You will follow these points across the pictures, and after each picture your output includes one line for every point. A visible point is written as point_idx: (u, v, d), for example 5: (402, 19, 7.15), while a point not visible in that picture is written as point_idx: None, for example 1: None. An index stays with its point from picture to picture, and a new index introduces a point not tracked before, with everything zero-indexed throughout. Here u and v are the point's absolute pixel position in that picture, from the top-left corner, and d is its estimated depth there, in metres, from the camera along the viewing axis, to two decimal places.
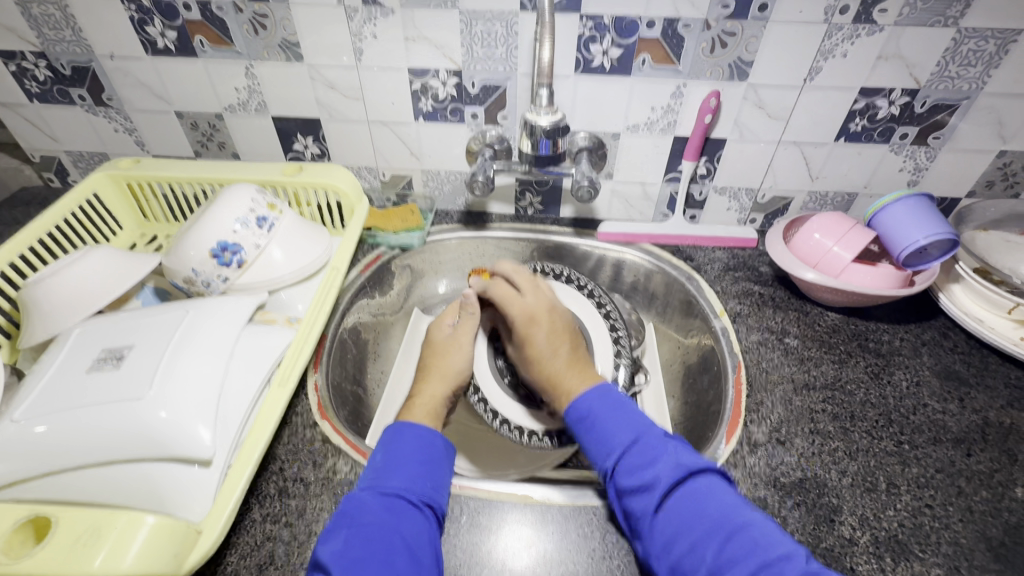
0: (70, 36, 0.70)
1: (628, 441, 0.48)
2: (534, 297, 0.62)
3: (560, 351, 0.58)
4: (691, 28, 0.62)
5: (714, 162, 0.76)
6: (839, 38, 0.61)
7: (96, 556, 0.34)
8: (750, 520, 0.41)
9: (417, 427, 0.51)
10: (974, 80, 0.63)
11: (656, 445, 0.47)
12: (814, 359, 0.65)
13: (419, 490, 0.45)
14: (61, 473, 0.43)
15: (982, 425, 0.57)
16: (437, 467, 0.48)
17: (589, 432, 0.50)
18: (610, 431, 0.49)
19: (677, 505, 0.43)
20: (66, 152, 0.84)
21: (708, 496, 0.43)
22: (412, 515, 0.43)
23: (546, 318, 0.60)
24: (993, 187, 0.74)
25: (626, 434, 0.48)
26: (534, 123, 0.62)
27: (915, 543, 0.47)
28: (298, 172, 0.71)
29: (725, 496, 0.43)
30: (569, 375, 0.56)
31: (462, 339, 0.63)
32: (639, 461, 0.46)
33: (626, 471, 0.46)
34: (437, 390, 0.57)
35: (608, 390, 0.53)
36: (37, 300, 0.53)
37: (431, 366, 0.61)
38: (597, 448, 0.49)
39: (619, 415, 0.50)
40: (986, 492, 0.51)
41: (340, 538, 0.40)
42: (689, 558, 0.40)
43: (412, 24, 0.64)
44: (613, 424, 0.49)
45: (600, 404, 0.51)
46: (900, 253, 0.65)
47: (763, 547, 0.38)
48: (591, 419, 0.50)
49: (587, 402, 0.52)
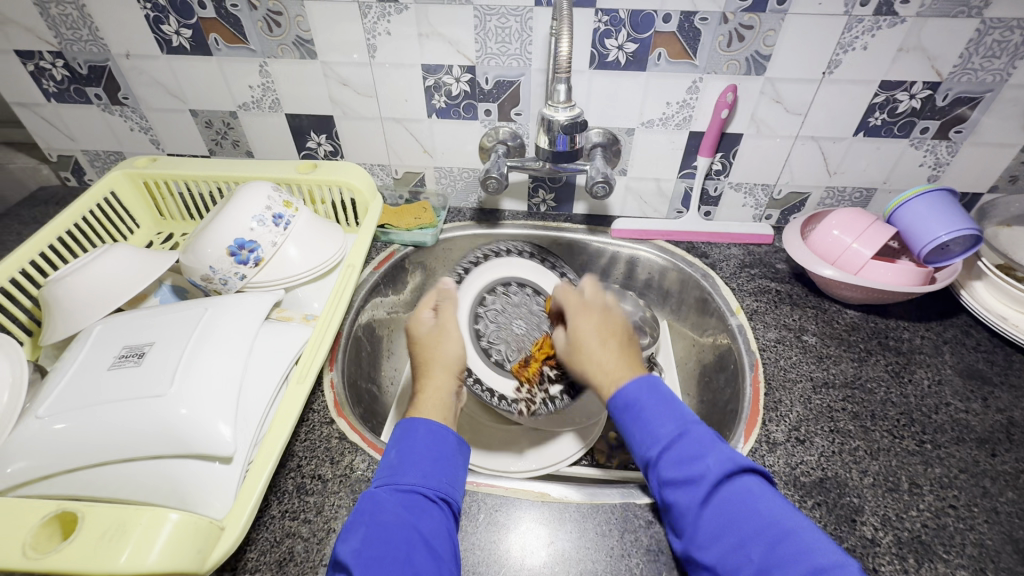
0: (86, 35, 0.70)
1: (676, 433, 0.46)
2: (593, 296, 0.63)
3: (609, 345, 0.56)
4: (708, 21, 0.61)
5: (729, 158, 0.75)
6: (858, 31, 0.60)
7: (121, 553, 0.35)
8: (803, 524, 0.39)
9: (431, 422, 0.50)
10: (999, 71, 0.62)
11: (702, 440, 0.45)
12: (833, 357, 0.64)
13: (435, 485, 0.45)
14: (84, 469, 0.43)
15: (1007, 424, 0.56)
16: (450, 465, 0.48)
17: (634, 419, 0.48)
18: (655, 420, 0.47)
19: (725, 502, 0.42)
20: (82, 151, 0.85)
21: (757, 497, 0.42)
22: (430, 512, 0.43)
23: (599, 314, 0.60)
24: (1016, 182, 0.72)
25: (671, 426, 0.47)
26: (551, 118, 0.61)
27: (939, 544, 0.47)
28: (313, 169, 0.71)
29: (772, 498, 0.42)
30: (618, 367, 0.54)
31: (449, 328, 0.62)
32: (686, 453, 0.45)
33: (673, 464, 0.45)
34: (442, 380, 0.56)
35: (655, 381, 0.50)
36: (58, 298, 0.53)
37: (425, 358, 0.59)
38: (643, 436, 0.47)
39: (666, 405, 0.48)
40: (1012, 494, 0.50)
41: (358, 536, 0.40)
42: (732, 558, 0.39)
43: (426, 19, 0.64)
44: (660, 413, 0.48)
45: (646, 393, 0.49)
46: (922, 248, 0.64)
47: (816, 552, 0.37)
48: (638, 407, 0.49)
49: (635, 390, 0.50)
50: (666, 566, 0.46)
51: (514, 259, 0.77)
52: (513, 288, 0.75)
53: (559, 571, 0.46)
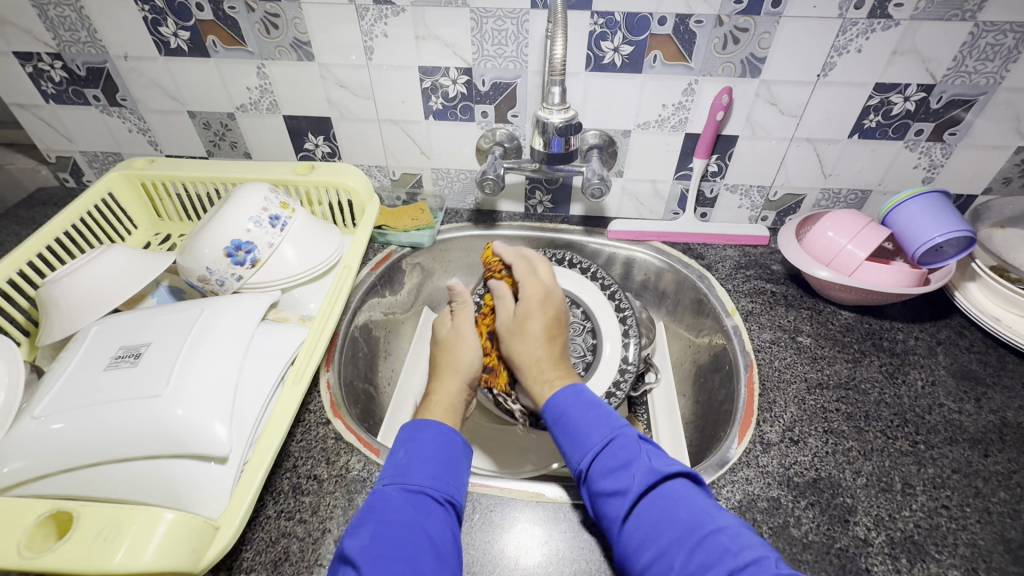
0: (85, 37, 0.70)
1: (602, 442, 0.48)
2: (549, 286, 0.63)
3: (554, 344, 0.59)
4: (703, 24, 0.62)
5: (725, 159, 0.75)
6: (853, 34, 0.61)
7: (117, 552, 0.35)
8: (725, 523, 0.40)
9: (441, 425, 0.50)
10: (992, 74, 0.62)
11: (629, 448, 0.47)
12: (828, 358, 0.64)
13: (442, 488, 0.45)
14: (80, 470, 0.43)
15: (1000, 425, 0.56)
16: (456, 466, 0.48)
17: (563, 431, 0.50)
18: (584, 431, 0.49)
19: (649, 510, 0.42)
20: (80, 152, 0.85)
21: (679, 503, 0.42)
22: (435, 513, 0.44)
23: (552, 309, 0.61)
24: (1010, 184, 0.73)
25: (599, 434, 0.48)
26: (546, 120, 0.62)
27: (931, 544, 0.47)
28: (310, 171, 0.71)
29: (698, 500, 0.43)
30: (552, 368, 0.57)
31: (465, 332, 0.62)
32: (611, 463, 0.46)
33: (600, 474, 0.46)
34: (454, 384, 0.57)
35: (582, 389, 0.53)
36: (55, 299, 0.53)
37: (443, 363, 0.59)
38: (573, 447, 0.49)
39: (594, 414, 0.50)
40: (1005, 494, 0.50)
41: (367, 533, 0.41)
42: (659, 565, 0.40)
43: (422, 22, 0.64)
44: (587, 423, 0.49)
45: (574, 402, 0.51)
46: (916, 250, 0.64)
47: (733, 552, 0.38)
48: (566, 419, 0.50)
49: (562, 398, 0.52)
50: None
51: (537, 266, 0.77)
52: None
53: (553, 571, 0.47)
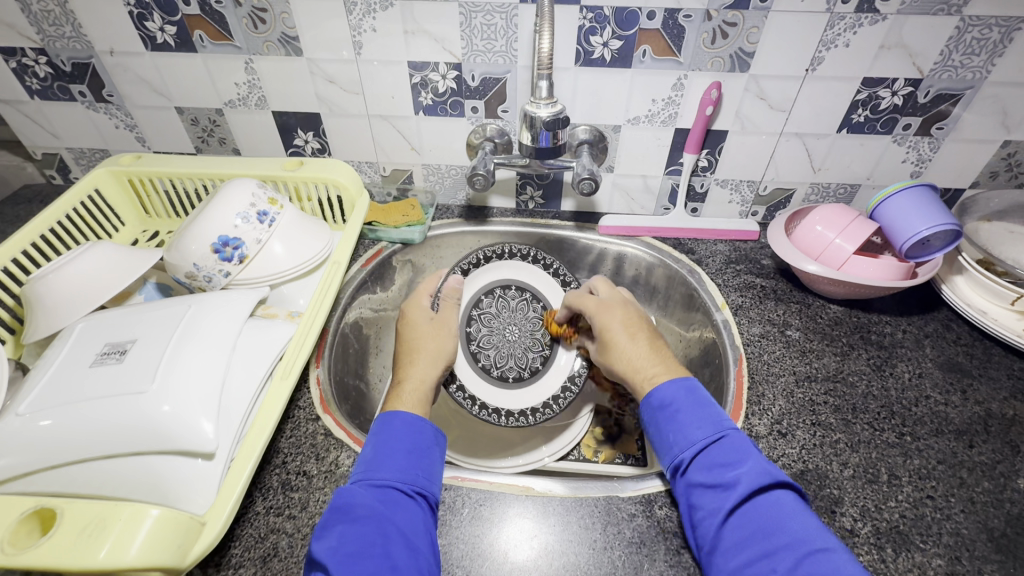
0: (70, 32, 0.70)
1: (712, 437, 0.48)
2: (608, 295, 0.65)
3: (637, 338, 0.59)
4: (691, 19, 0.62)
5: (715, 154, 0.75)
6: (840, 28, 0.61)
7: (100, 548, 0.35)
8: (831, 545, 0.40)
9: (406, 415, 0.50)
10: (978, 68, 0.63)
11: (739, 448, 0.47)
12: (816, 351, 0.65)
13: (410, 479, 0.45)
14: (66, 466, 0.43)
15: (985, 416, 0.57)
16: (426, 457, 0.48)
17: (670, 421, 0.51)
18: (691, 424, 0.50)
19: (755, 513, 0.43)
20: (67, 149, 0.84)
21: (790, 514, 0.43)
22: (405, 505, 0.44)
23: (620, 309, 0.63)
24: (997, 178, 0.73)
25: (709, 431, 0.49)
26: (534, 115, 0.62)
27: (917, 534, 0.47)
28: (298, 167, 0.70)
29: (804, 516, 0.43)
30: (649, 361, 0.57)
31: (448, 324, 0.64)
32: (721, 460, 0.47)
33: (708, 467, 0.47)
34: (427, 372, 0.58)
35: (693, 385, 0.53)
36: (40, 296, 0.53)
37: (420, 348, 0.60)
38: (679, 437, 0.50)
39: (703, 410, 0.51)
40: (989, 484, 0.51)
41: (334, 534, 0.40)
42: (759, 567, 0.41)
43: (411, 16, 0.64)
44: (697, 417, 0.50)
45: (683, 396, 0.52)
46: (903, 243, 0.64)
47: (842, 569, 0.38)
48: (674, 409, 0.51)
49: (672, 392, 0.52)
50: (648, 558, 0.47)
51: (516, 262, 0.77)
52: (511, 292, 0.76)
53: (542, 564, 0.47)
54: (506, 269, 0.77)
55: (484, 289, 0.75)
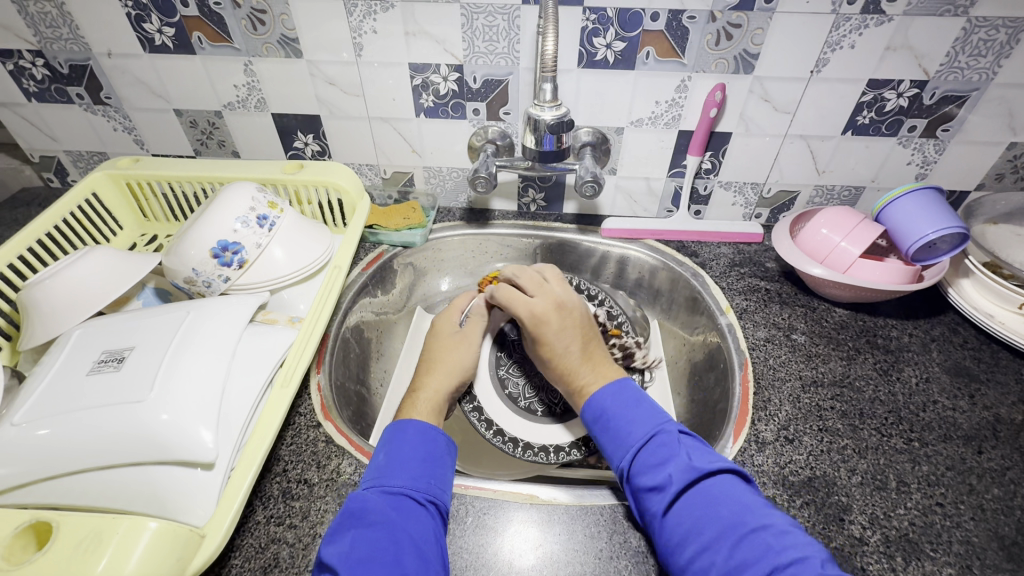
0: (67, 34, 0.69)
1: (644, 439, 0.48)
2: (542, 295, 0.62)
3: (573, 346, 0.58)
4: (696, 20, 0.61)
5: (719, 156, 0.75)
6: (846, 29, 0.60)
7: (98, 561, 0.34)
8: (771, 522, 0.40)
9: (420, 423, 0.50)
10: (984, 70, 0.62)
11: (670, 445, 0.47)
12: (822, 356, 0.64)
13: (423, 487, 0.45)
14: (62, 477, 0.42)
15: (994, 421, 0.56)
16: (439, 465, 0.48)
17: (605, 430, 0.51)
18: (625, 428, 0.50)
19: (689, 506, 0.43)
20: (65, 152, 0.84)
21: (723, 499, 0.42)
22: (417, 513, 0.43)
23: (554, 316, 0.59)
24: (1003, 180, 0.73)
25: (640, 432, 0.49)
26: (537, 118, 0.61)
27: (927, 543, 0.47)
28: (299, 170, 0.70)
29: (737, 497, 0.43)
30: (586, 370, 0.57)
31: (471, 338, 0.64)
32: (653, 459, 0.46)
33: (643, 469, 0.46)
34: (441, 383, 0.58)
35: (624, 385, 0.54)
36: (37, 302, 0.52)
37: (438, 359, 0.61)
38: (614, 444, 0.50)
39: (635, 411, 0.51)
40: (999, 490, 0.50)
41: (346, 540, 0.40)
42: (699, 561, 0.40)
43: (412, 18, 0.63)
44: (629, 420, 0.50)
45: (615, 401, 0.53)
46: (909, 247, 0.64)
47: (775, 549, 0.38)
48: (607, 417, 0.52)
49: (603, 399, 0.53)
50: (654, 567, 0.46)
51: None
52: None
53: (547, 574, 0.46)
54: None
55: None
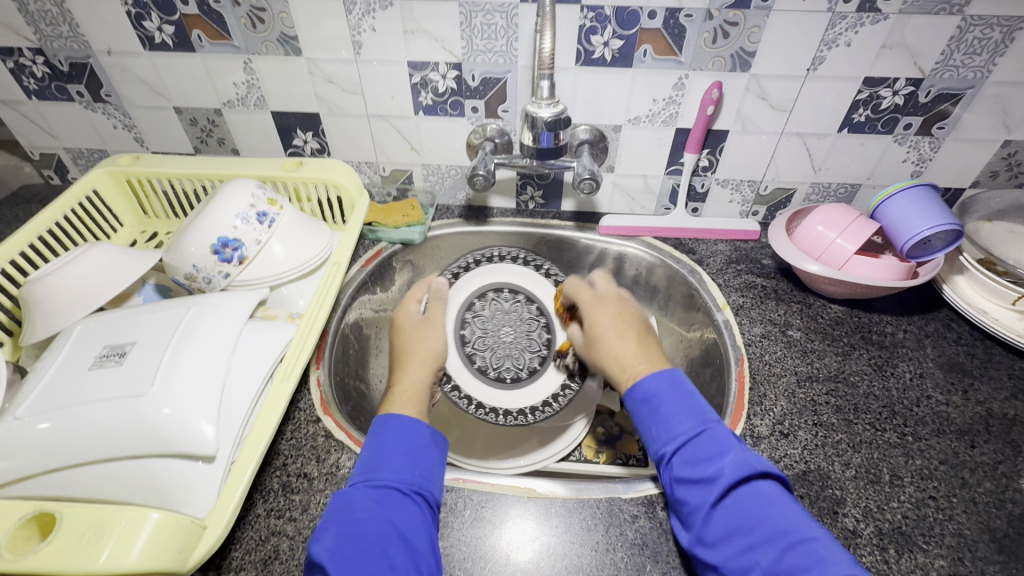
0: (67, 31, 0.69)
1: (694, 431, 0.48)
2: (606, 289, 0.66)
3: (626, 336, 0.59)
4: (693, 18, 0.62)
5: (716, 154, 0.75)
6: (842, 27, 0.61)
7: (101, 553, 0.34)
8: (817, 535, 0.40)
9: (403, 417, 0.50)
10: (979, 68, 0.63)
11: (721, 440, 0.47)
12: (818, 351, 0.64)
13: (408, 479, 0.45)
14: (64, 470, 0.43)
15: (986, 416, 0.57)
16: (425, 458, 0.48)
17: (653, 415, 0.50)
18: (675, 418, 0.49)
19: (739, 504, 0.43)
20: (66, 149, 0.84)
21: (772, 504, 0.42)
22: (404, 506, 0.43)
23: (613, 306, 0.62)
24: (997, 177, 0.73)
25: (691, 425, 0.48)
26: (535, 115, 0.62)
27: (919, 535, 0.47)
28: (298, 167, 0.70)
29: (788, 506, 0.42)
30: (636, 360, 0.56)
31: (436, 322, 0.64)
32: (704, 453, 0.46)
33: (691, 461, 0.46)
34: (417, 373, 0.57)
35: (676, 376, 0.52)
36: (39, 298, 0.53)
37: (407, 351, 0.60)
38: (662, 431, 0.49)
39: (687, 402, 0.50)
40: (990, 484, 0.51)
41: (330, 536, 0.40)
42: (743, 559, 0.40)
43: (411, 16, 0.64)
44: (679, 410, 0.49)
45: (667, 388, 0.51)
46: (904, 244, 0.64)
47: (825, 559, 0.38)
48: (657, 402, 0.50)
49: (654, 384, 0.51)
50: (651, 559, 0.47)
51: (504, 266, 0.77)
52: (505, 295, 0.75)
53: (544, 566, 0.47)
54: (496, 272, 0.76)
55: (477, 292, 0.74)
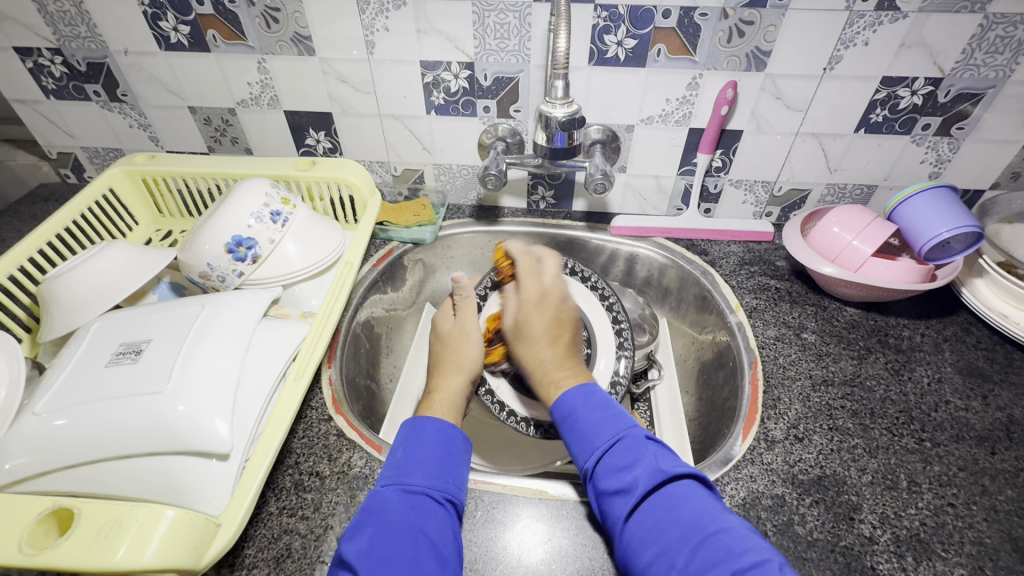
0: (85, 32, 0.70)
1: (610, 441, 0.47)
2: (550, 284, 0.64)
3: (556, 343, 0.59)
4: (707, 17, 0.61)
5: (729, 154, 0.75)
6: (860, 26, 0.60)
7: (117, 549, 0.35)
8: (731, 526, 0.39)
9: (439, 420, 0.51)
10: (1001, 67, 0.61)
11: (635, 447, 0.46)
12: (833, 355, 0.64)
13: (441, 487, 0.45)
14: (83, 466, 0.43)
15: (1007, 422, 0.56)
16: (456, 464, 0.48)
17: (572, 430, 0.50)
18: (592, 429, 0.49)
19: (652, 513, 0.42)
20: (82, 148, 0.85)
21: (685, 503, 0.42)
22: (436, 513, 0.43)
23: (552, 307, 0.62)
24: (1018, 179, 0.72)
25: (607, 434, 0.48)
26: (549, 115, 0.61)
27: (937, 542, 0.47)
28: (311, 166, 0.70)
29: (704, 503, 0.42)
30: (558, 369, 0.57)
31: (469, 328, 0.61)
32: (618, 463, 0.45)
33: (605, 474, 0.45)
34: (457, 381, 0.56)
35: (591, 389, 0.53)
36: (56, 294, 0.53)
37: (446, 356, 0.59)
38: (580, 446, 0.48)
39: (603, 413, 0.50)
40: (1012, 492, 0.50)
41: (366, 537, 0.40)
42: (660, 563, 0.39)
43: (424, 16, 0.64)
44: (596, 421, 0.49)
45: (582, 401, 0.52)
46: (923, 246, 0.63)
47: (734, 551, 0.37)
48: (576, 416, 0.51)
49: (571, 400, 0.52)
50: None
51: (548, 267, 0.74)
52: None
53: (556, 569, 0.46)
54: None
55: None
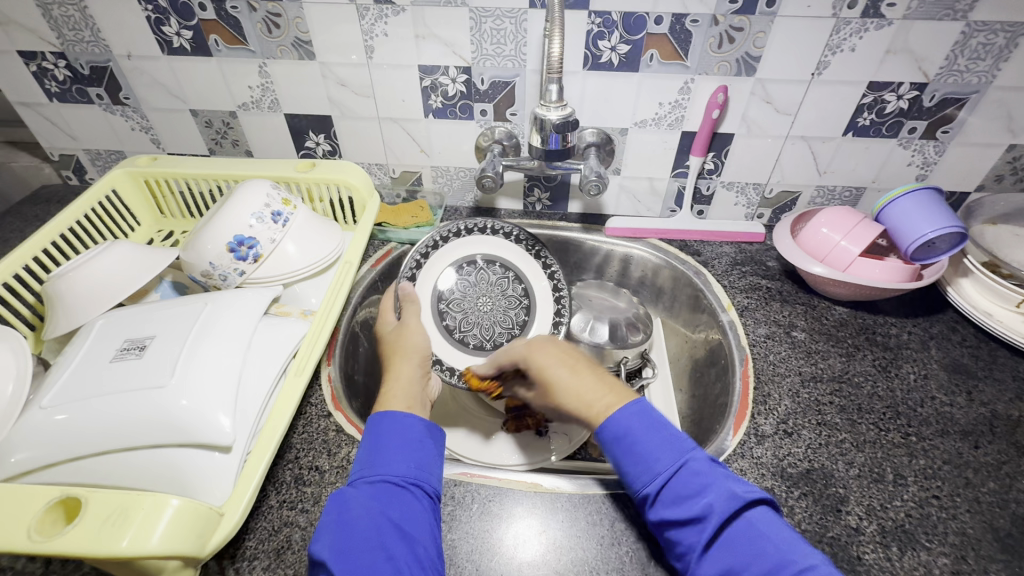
0: (89, 36, 0.71)
1: (673, 468, 0.43)
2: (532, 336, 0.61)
3: (579, 371, 0.53)
4: (698, 23, 0.63)
5: (721, 157, 0.76)
6: (846, 32, 0.62)
7: (122, 537, 0.35)
8: (813, 562, 0.38)
9: (394, 412, 0.50)
10: (983, 73, 0.63)
11: (702, 473, 0.43)
12: (822, 352, 0.65)
13: (403, 472, 0.46)
14: (88, 458, 0.44)
15: (991, 417, 0.57)
16: (419, 449, 0.48)
17: (626, 454, 0.45)
18: (653, 455, 0.44)
19: (732, 541, 0.40)
20: (84, 150, 0.86)
21: (764, 535, 0.39)
22: (401, 498, 0.44)
23: (552, 344, 0.57)
24: (1002, 181, 0.73)
25: (670, 459, 0.44)
26: (543, 118, 0.63)
27: (922, 533, 0.48)
28: (311, 168, 0.72)
29: (782, 531, 0.40)
30: (601, 395, 0.50)
31: (410, 323, 0.62)
32: (686, 491, 0.42)
33: (671, 501, 0.43)
34: (410, 370, 0.57)
35: (647, 408, 0.48)
36: (60, 292, 0.54)
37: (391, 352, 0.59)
38: (640, 471, 0.44)
39: (659, 435, 0.46)
40: (995, 484, 0.51)
41: (330, 535, 0.41)
42: None
43: (422, 21, 0.65)
44: (657, 445, 0.45)
45: (637, 423, 0.46)
46: (909, 246, 0.65)
47: None
48: (630, 439, 0.46)
49: (626, 419, 0.47)
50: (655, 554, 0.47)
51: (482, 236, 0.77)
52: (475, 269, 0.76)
53: (551, 560, 0.47)
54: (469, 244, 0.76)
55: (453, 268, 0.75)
